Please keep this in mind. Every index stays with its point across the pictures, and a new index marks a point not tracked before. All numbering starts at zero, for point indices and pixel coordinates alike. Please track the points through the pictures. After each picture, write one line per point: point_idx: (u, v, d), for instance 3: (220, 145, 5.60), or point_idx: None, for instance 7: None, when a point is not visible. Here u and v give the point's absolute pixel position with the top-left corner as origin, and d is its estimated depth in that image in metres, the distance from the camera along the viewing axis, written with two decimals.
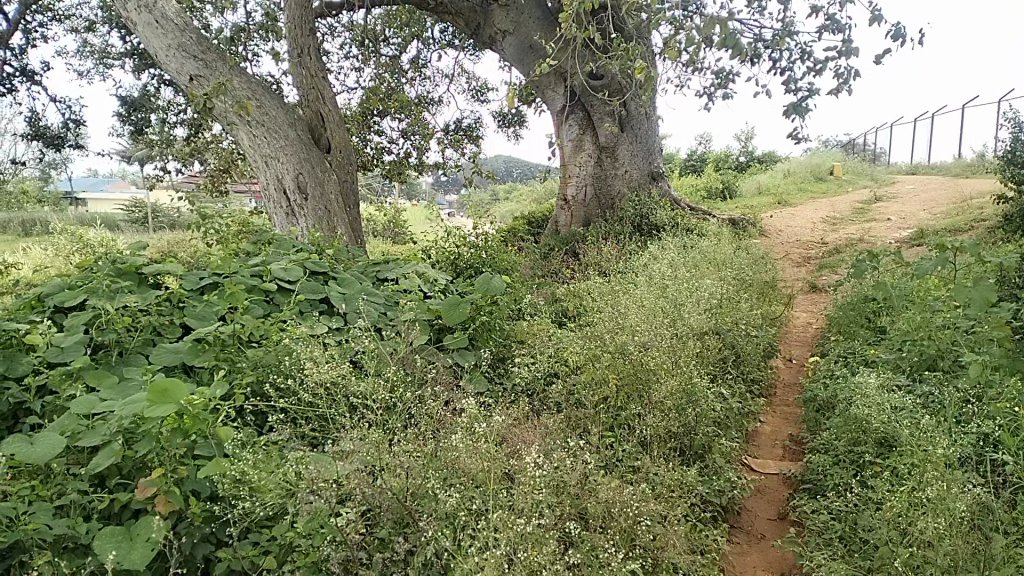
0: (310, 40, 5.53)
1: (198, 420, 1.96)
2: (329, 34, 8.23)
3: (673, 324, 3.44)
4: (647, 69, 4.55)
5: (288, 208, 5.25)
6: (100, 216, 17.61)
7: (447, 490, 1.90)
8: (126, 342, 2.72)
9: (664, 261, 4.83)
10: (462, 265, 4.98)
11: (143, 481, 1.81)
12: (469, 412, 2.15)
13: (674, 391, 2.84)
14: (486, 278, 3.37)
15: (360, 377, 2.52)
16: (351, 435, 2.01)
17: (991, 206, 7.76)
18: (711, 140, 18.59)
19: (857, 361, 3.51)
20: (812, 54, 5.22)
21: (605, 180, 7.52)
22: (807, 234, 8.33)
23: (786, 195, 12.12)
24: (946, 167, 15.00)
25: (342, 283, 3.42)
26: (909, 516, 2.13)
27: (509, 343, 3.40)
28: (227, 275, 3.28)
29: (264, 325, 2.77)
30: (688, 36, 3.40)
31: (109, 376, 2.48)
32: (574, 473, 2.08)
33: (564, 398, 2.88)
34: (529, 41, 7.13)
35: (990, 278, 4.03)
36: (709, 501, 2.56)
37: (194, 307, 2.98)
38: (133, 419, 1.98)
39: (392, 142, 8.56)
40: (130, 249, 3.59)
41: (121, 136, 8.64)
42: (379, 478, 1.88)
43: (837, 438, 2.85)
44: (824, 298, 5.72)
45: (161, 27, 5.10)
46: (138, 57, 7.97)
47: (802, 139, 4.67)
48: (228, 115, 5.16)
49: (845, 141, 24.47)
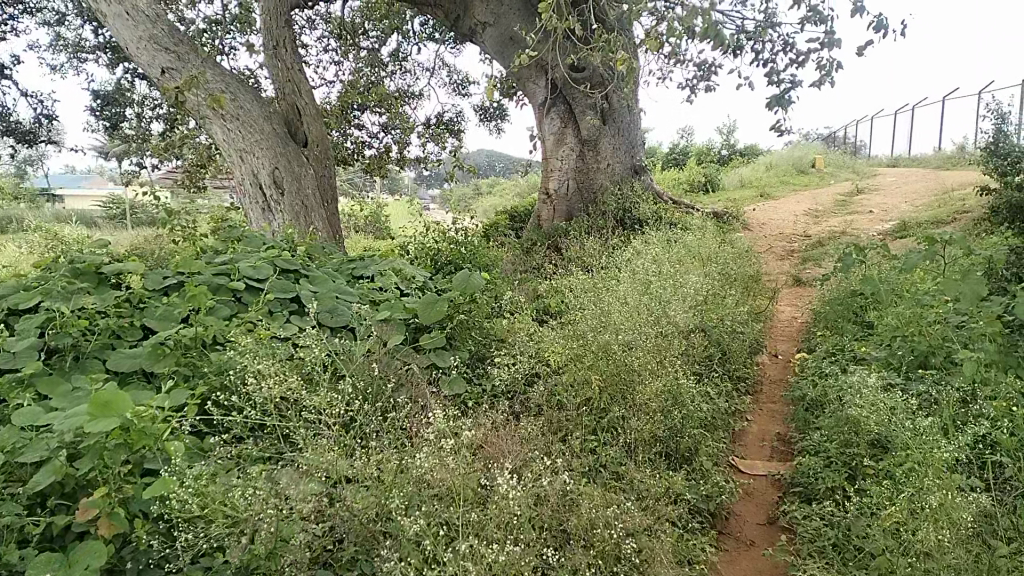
0: (287, 32, 5.40)
1: (146, 434, 1.82)
2: (306, 27, 8.06)
3: (658, 321, 3.30)
4: (630, 60, 4.42)
5: (264, 203, 5.07)
6: (74, 213, 17.16)
7: (416, 508, 1.75)
8: (83, 346, 2.57)
9: (647, 256, 4.71)
10: (442, 261, 4.82)
11: (84, 502, 1.66)
12: (436, 423, 2.00)
13: (658, 392, 2.72)
14: (465, 273, 3.26)
15: (324, 382, 2.37)
16: (311, 449, 1.86)
17: (973, 198, 7.75)
18: (694, 134, 18.52)
19: (845, 358, 3.41)
20: (794, 46, 5.14)
21: (587, 173, 7.39)
22: (790, 226, 8.29)
23: (769, 188, 12.11)
24: (926, 158, 15.10)
25: (314, 281, 3.29)
26: (907, 523, 2.02)
27: (489, 343, 3.27)
28: (192, 273, 3.14)
29: (229, 327, 2.67)
30: (670, 26, 3.29)
31: (61, 384, 2.32)
32: (553, 485, 1.95)
33: (545, 400, 2.75)
34: (510, 33, 6.97)
35: (978, 270, 3.96)
36: (697, 507, 2.45)
37: (156, 307, 2.84)
38: (75, 433, 1.84)
39: (373, 136, 8.38)
40: (94, 247, 3.42)
41: (95, 131, 8.40)
42: (340, 497, 1.74)
43: (829, 439, 2.73)
44: (809, 292, 5.63)
45: (132, 19, 4.86)
46: (110, 50, 7.76)
47: (785, 131, 4.61)
48: (201, 109, 4.95)
49: (825, 133, 24.60)
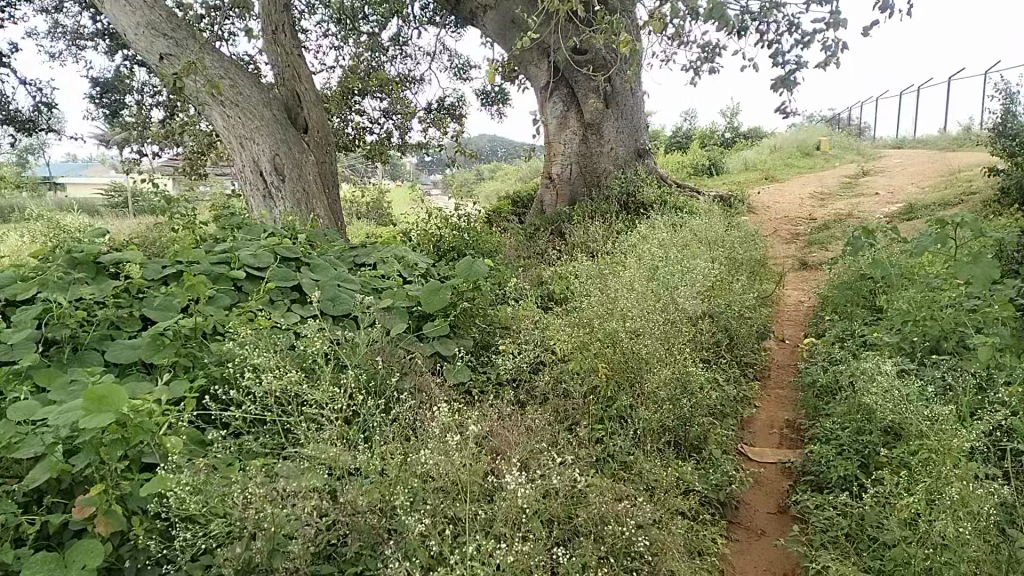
0: (285, 16, 5.31)
1: (143, 429, 1.78)
2: (305, 11, 7.95)
3: (665, 307, 3.24)
4: (633, 42, 4.33)
5: (265, 190, 5.01)
6: (76, 202, 17.10)
7: (422, 503, 1.71)
8: (82, 337, 2.53)
9: (653, 241, 4.65)
10: (444, 247, 4.77)
11: (80, 500, 1.63)
12: (440, 415, 1.96)
13: (666, 381, 2.66)
14: (469, 260, 3.20)
15: (325, 372, 2.32)
16: (313, 443, 1.82)
17: (980, 179, 7.65)
18: (697, 117, 18.35)
19: (856, 342, 3.35)
20: (800, 25, 5.03)
21: (591, 157, 7.31)
22: (795, 209, 8.21)
23: (773, 171, 12.00)
24: (932, 139, 14.94)
25: (315, 269, 3.23)
26: (925, 514, 1.97)
27: (493, 330, 3.22)
28: (192, 262, 3.09)
29: (230, 317, 2.62)
30: (674, 6, 3.21)
31: (59, 376, 2.28)
32: (561, 477, 1.91)
33: (551, 388, 2.70)
34: (511, 16, 6.87)
35: (989, 253, 3.89)
36: (707, 497, 2.40)
37: (154, 297, 2.79)
38: (71, 428, 1.80)
39: (374, 122, 8.29)
40: (92, 236, 3.36)
41: (94, 119, 8.32)
42: (343, 494, 1.69)
43: (841, 426, 2.68)
44: (815, 276, 5.57)
45: (130, 5, 4.77)
46: (109, 37, 7.67)
47: (791, 113, 4.53)
48: (200, 95, 4.87)
49: (829, 115, 24.41)
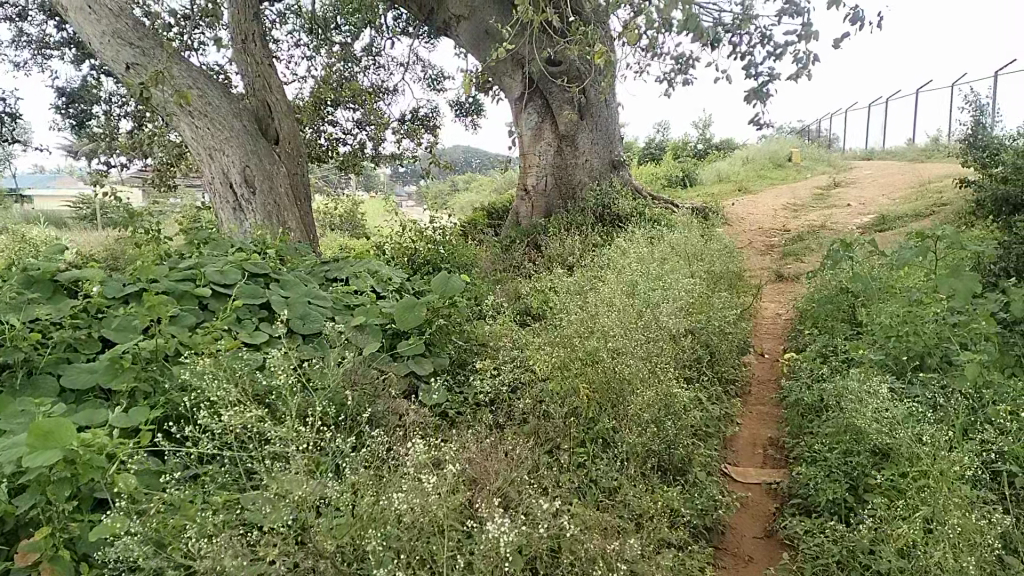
0: (256, 26, 5.19)
1: (93, 466, 1.64)
2: (276, 21, 7.81)
3: (646, 325, 3.17)
4: (607, 55, 4.28)
5: (235, 203, 4.85)
6: (43, 214, 16.67)
7: (396, 544, 1.60)
8: (36, 360, 2.35)
9: (632, 255, 4.59)
10: (419, 261, 4.66)
11: (23, 546, 1.51)
12: (416, 446, 1.85)
13: (650, 403, 2.57)
14: (445, 276, 3.10)
15: (294, 399, 2.20)
16: (279, 480, 1.70)
17: (950, 191, 7.74)
18: (669, 128, 18.48)
19: (838, 358, 3.31)
20: (772, 39, 5.03)
21: (566, 169, 7.25)
22: (770, 221, 8.23)
23: (747, 182, 12.08)
24: (900, 151, 15.19)
25: (285, 286, 3.11)
26: (920, 541, 1.90)
27: (471, 348, 3.12)
28: (155, 280, 2.94)
29: (195, 339, 2.48)
30: (650, 19, 3.15)
31: (10, 405, 2.12)
32: (544, 510, 1.81)
33: (531, 410, 2.61)
34: (485, 27, 6.80)
35: (967, 266, 3.88)
36: (693, 524, 2.32)
37: (114, 317, 2.63)
38: (15, 465, 1.65)
39: (347, 133, 8.17)
40: (50, 252, 3.20)
41: (60, 130, 8.08)
42: (310, 535, 1.58)
43: (828, 447, 2.62)
44: (792, 287, 5.56)
45: (94, 14, 4.62)
46: (75, 47, 7.46)
47: (764, 125, 4.51)
48: (168, 106, 4.72)
49: (799, 126, 24.77)
